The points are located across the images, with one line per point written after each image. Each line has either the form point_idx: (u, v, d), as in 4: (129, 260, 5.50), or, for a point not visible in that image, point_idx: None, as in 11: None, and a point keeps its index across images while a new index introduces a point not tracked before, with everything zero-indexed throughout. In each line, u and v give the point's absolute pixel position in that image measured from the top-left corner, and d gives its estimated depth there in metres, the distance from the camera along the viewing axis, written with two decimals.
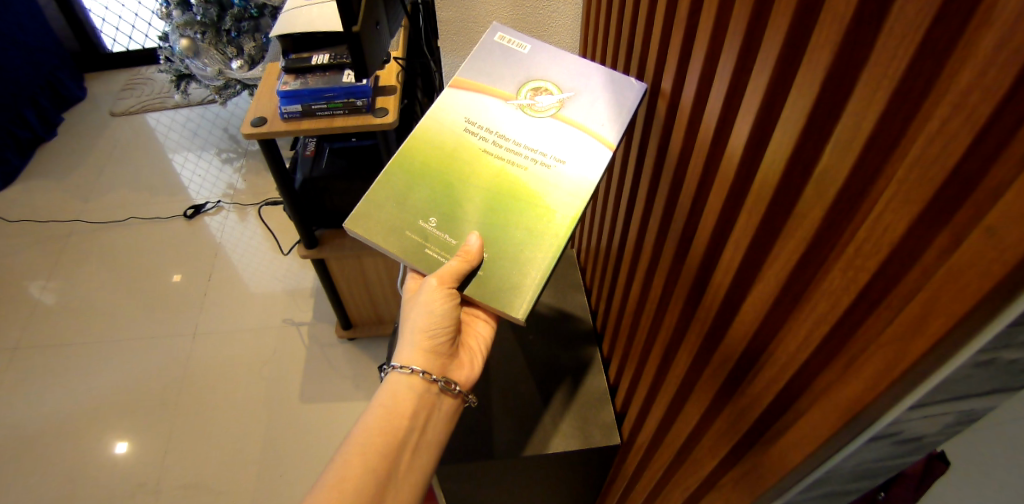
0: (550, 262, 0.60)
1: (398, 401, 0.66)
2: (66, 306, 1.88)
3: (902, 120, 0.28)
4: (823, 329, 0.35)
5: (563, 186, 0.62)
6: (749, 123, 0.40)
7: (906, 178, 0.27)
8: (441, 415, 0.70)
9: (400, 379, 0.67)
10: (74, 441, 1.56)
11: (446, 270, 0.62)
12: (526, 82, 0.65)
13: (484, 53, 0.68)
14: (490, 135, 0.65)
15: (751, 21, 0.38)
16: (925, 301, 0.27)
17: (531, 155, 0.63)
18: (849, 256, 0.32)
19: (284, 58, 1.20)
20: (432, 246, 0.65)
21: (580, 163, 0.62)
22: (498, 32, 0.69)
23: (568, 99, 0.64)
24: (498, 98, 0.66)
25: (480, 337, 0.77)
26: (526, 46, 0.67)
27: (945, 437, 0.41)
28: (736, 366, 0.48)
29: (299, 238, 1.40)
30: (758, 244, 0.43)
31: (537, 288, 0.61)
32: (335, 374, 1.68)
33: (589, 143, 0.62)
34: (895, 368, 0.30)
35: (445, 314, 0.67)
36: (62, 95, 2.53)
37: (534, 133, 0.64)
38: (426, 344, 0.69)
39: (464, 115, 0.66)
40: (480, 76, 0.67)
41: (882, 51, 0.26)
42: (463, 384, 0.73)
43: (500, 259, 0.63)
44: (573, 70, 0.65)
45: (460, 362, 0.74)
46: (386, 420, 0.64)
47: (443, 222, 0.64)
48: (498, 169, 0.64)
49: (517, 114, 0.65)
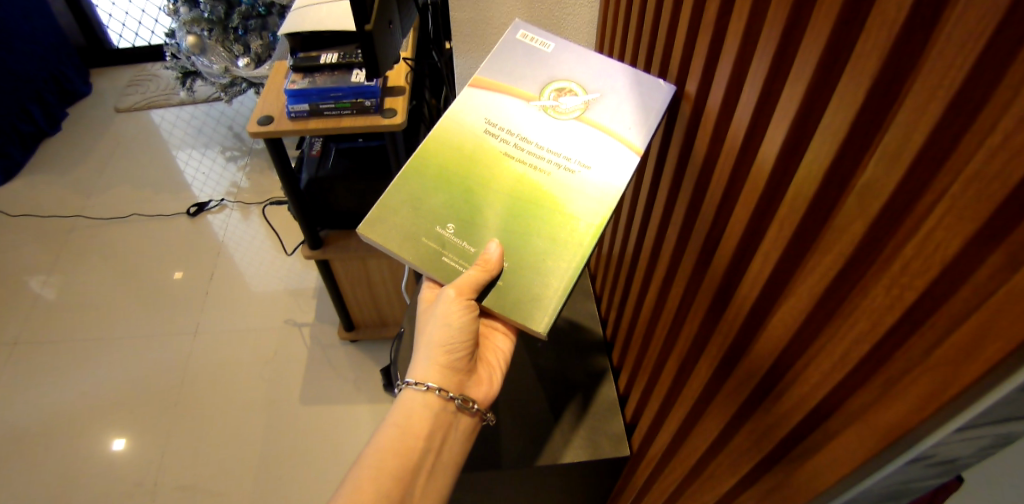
0: (574, 272, 0.59)
1: (413, 420, 0.65)
2: (68, 301, 1.87)
3: (953, 135, 0.26)
4: (862, 349, 0.34)
5: (588, 192, 0.60)
6: (782, 132, 0.38)
7: (963, 194, 0.25)
8: (457, 435, 0.69)
9: (415, 396, 0.66)
10: (74, 437, 1.55)
11: (465, 280, 0.60)
12: (550, 83, 0.64)
13: (506, 51, 0.66)
14: (511, 137, 0.64)
15: (787, 28, 0.37)
16: (981, 322, 0.26)
17: (555, 159, 0.62)
18: (894, 274, 0.30)
19: (292, 57, 1.19)
20: (449, 254, 0.63)
21: (604, 169, 0.60)
22: (520, 30, 0.68)
23: (594, 100, 0.62)
24: (519, 98, 0.64)
25: (499, 351, 0.75)
26: (550, 44, 0.66)
27: (980, 458, 0.39)
28: (763, 381, 0.47)
29: (304, 238, 1.39)
30: (789, 258, 0.41)
31: (559, 301, 0.59)
32: (338, 377, 1.66)
33: (614, 147, 0.60)
34: (943, 394, 0.29)
35: (462, 327, 0.66)
36: (67, 90, 2.53)
37: (557, 136, 0.63)
38: (442, 359, 0.67)
39: (484, 116, 0.65)
40: (501, 75, 0.65)
41: (937, 60, 0.25)
42: (480, 401, 0.72)
43: (517, 267, 0.62)
44: (597, 71, 0.64)
45: (478, 378, 0.72)
46: (400, 441, 0.63)
47: (461, 229, 0.63)
48: (518, 173, 0.63)
49: (539, 116, 0.63)
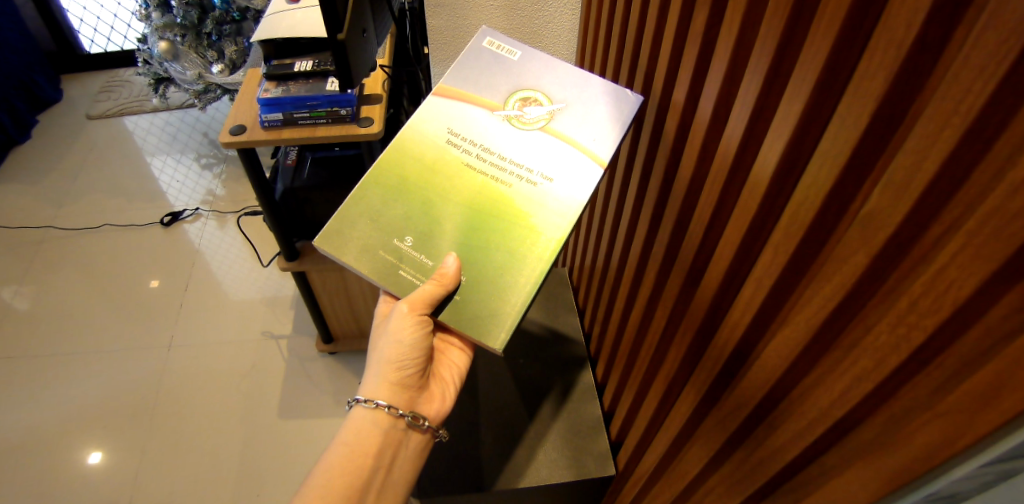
0: (532, 288, 0.57)
1: (360, 437, 0.62)
2: (35, 313, 1.77)
3: (965, 166, 0.24)
4: (865, 387, 0.32)
5: (549, 205, 0.57)
6: (777, 153, 0.36)
7: (978, 231, 0.23)
8: (408, 452, 0.66)
9: (363, 414, 0.63)
10: (41, 454, 1.46)
11: (419, 294, 0.57)
12: (514, 92, 0.61)
13: (471, 58, 0.63)
14: (473, 148, 0.60)
15: (779, 46, 0.35)
16: (994, 371, 0.24)
17: (517, 170, 0.59)
18: (900, 310, 0.28)
19: (264, 64, 1.14)
20: (406, 267, 0.60)
21: (568, 182, 0.57)
22: (487, 37, 0.64)
23: (559, 111, 0.60)
24: (482, 107, 0.61)
25: (454, 366, 0.73)
26: (517, 52, 0.63)
27: (981, 493, 0.29)
28: (755, 410, 0.45)
29: (280, 250, 1.32)
30: (782, 282, 0.39)
31: (517, 318, 0.57)
32: (316, 391, 1.60)
33: (579, 160, 0.58)
34: (955, 442, 0.26)
35: (415, 342, 0.63)
36: (37, 97, 2.42)
37: (520, 147, 0.59)
38: (393, 376, 0.64)
39: (446, 126, 0.61)
40: (466, 84, 0.62)
41: (951, 85, 0.23)
42: (432, 418, 0.69)
43: (477, 282, 0.59)
44: (564, 80, 0.60)
45: (430, 394, 0.69)
46: (347, 462, 0.60)
47: (419, 241, 0.60)
48: (478, 184, 0.59)
49: (503, 126, 0.60)
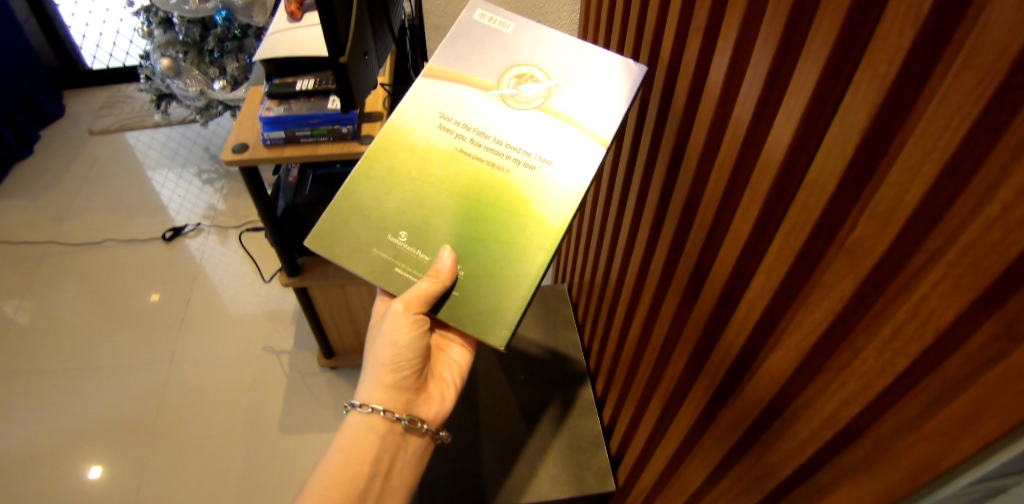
0: (534, 279, 0.58)
1: (358, 443, 0.62)
2: (35, 329, 1.78)
3: (946, 197, 0.25)
4: (854, 409, 0.33)
5: (550, 190, 0.58)
6: (767, 180, 0.38)
7: (957, 262, 0.24)
8: (407, 458, 0.66)
9: (359, 419, 0.64)
10: (41, 470, 1.45)
11: (415, 292, 0.59)
12: (509, 69, 0.60)
13: (464, 33, 0.62)
14: (468, 132, 0.61)
15: (769, 77, 0.37)
16: (974, 397, 0.25)
17: (515, 155, 0.59)
18: (886, 337, 0.29)
19: (267, 83, 1.16)
20: (402, 265, 0.62)
21: (568, 163, 0.58)
22: (479, 10, 0.63)
23: (556, 87, 0.59)
24: (477, 87, 0.61)
25: (452, 366, 0.74)
26: (510, 24, 0.62)
27: None
28: (751, 427, 0.46)
29: (281, 266, 1.33)
30: (774, 306, 0.40)
31: (519, 310, 0.58)
32: (316, 407, 1.60)
33: (580, 139, 0.58)
34: (939, 464, 0.27)
35: (411, 343, 0.65)
36: (40, 113, 2.44)
37: (517, 127, 0.60)
38: (389, 378, 0.66)
39: (438, 111, 0.62)
40: (458, 64, 0.61)
41: (930, 123, 0.25)
42: (430, 421, 0.69)
43: (475, 277, 0.60)
44: (560, 53, 0.60)
45: (428, 396, 0.70)
46: (345, 469, 0.61)
47: (415, 237, 0.62)
48: (473, 170, 0.60)
49: (499, 106, 0.60)
